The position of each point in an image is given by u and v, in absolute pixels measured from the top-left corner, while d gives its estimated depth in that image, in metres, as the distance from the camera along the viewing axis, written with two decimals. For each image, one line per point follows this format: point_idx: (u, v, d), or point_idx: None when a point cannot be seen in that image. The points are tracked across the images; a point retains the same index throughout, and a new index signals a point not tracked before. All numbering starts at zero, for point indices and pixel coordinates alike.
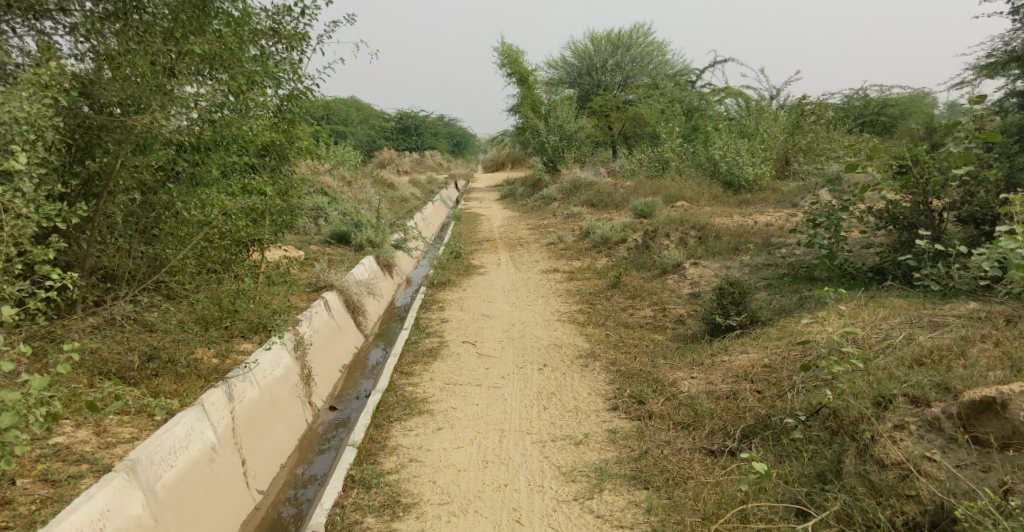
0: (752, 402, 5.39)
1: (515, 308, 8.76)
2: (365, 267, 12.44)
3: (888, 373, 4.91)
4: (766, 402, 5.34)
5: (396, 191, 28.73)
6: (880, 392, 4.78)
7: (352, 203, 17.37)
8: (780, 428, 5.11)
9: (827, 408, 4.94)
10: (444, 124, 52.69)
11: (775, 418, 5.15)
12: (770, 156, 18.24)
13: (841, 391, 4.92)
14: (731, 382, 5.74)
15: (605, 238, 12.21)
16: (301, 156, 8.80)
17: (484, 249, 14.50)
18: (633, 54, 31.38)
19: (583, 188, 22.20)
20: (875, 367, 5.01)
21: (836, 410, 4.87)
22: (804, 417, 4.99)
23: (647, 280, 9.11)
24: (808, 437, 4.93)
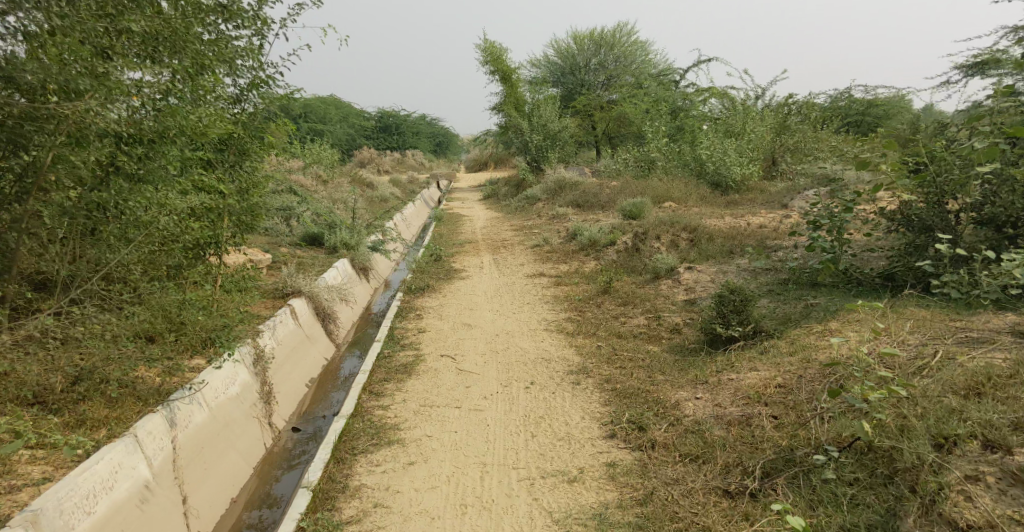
0: (772, 435, 4.83)
1: (500, 316, 8.15)
2: (338, 271, 11.92)
3: (945, 405, 4.34)
4: (787, 434, 4.79)
5: (375, 191, 28.07)
6: (940, 432, 4.21)
7: (328, 204, 16.70)
8: (808, 466, 4.54)
9: (863, 440, 4.46)
10: (426, 123, 52.03)
11: (802, 453, 4.62)
12: (757, 156, 17.68)
13: (882, 424, 4.42)
14: (743, 407, 5.17)
15: (592, 240, 11.64)
16: (264, 151, 8.15)
17: (465, 251, 13.87)
18: (616, 52, 30.86)
19: (567, 189, 21.64)
20: (922, 395, 4.47)
21: (874, 445, 4.39)
22: (836, 452, 4.47)
23: (639, 286, 8.54)
24: (841, 477, 4.40)
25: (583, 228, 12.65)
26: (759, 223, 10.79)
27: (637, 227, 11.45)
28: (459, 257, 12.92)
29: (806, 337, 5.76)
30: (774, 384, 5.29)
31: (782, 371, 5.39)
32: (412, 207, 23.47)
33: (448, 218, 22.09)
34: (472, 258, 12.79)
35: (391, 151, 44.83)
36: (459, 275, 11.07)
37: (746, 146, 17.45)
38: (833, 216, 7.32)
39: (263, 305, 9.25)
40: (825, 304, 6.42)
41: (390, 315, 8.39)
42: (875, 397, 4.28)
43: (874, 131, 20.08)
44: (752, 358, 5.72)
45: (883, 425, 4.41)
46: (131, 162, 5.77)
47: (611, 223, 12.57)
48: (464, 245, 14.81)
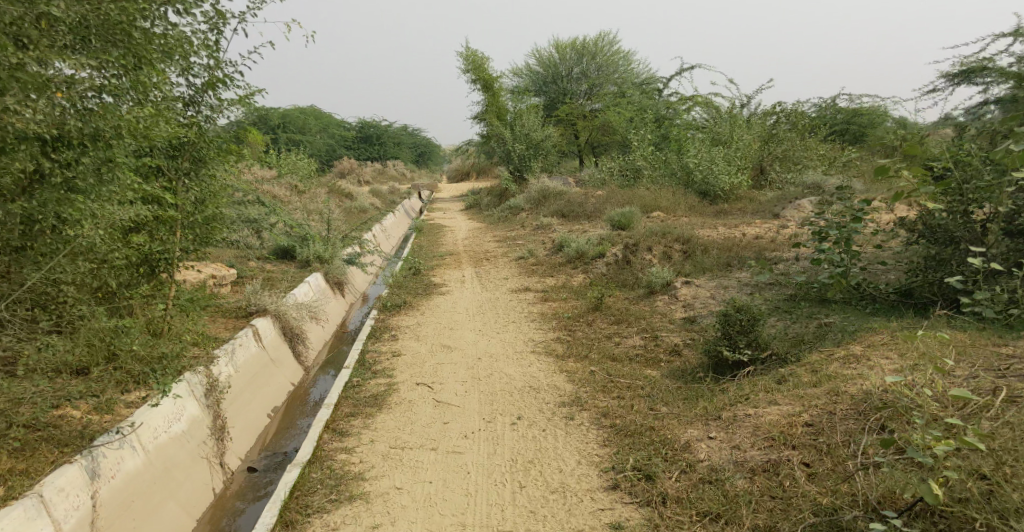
0: (808, 488, 4.18)
1: (482, 336, 7.47)
2: (310, 287, 11.24)
3: None
4: (829, 490, 4.14)
5: (354, 201, 27.42)
6: None
7: (302, 216, 16.00)
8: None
9: (924, 504, 3.83)
10: (408, 134, 51.46)
11: (853, 519, 3.92)
12: (746, 165, 16.83)
13: (957, 482, 3.78)
14: (766, 452, 4.53)
15: (579, 252, 11.00)
16: (220, 158, 7.52)
17: (446, 264, 13.19)
18: (599, 61, 30.36)
19: (551, 199, 21.05)
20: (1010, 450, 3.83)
21: (954, 518, 3.75)
22: (898, 517, 3.81)
23: (632, 302, 7.92)
24: None
25: (570, 240, 12.00)
26: (756, 233, 10.20)
27: (628, 238, 10.83)
28: (440, 271, 12.23)
29: (828, 364, 5.11)
30: (801, 423, 4.64)
31: (808, 406, 4.75)
32: (392, 218, 22.83)
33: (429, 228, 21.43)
34: (453, 272, 12.09)
35: (372, 161, 44.09)
36: (439, 290, 10.38)
37: (734, 154, 16.93)
38: (842, 226, 6.74)
39: (222, 327, 8.52)
40: (840, 322, 5.81)
41: (362, 337, 7.68)
42: (942, 449, 3.72)
43: (864, 139, 19.51)
44: (770, 389, 5.07)
45: (955, 485, 3.78)
46: (57, 168, 5.29)
47: (600, 234, 11.93)
48: (445, 258, 14.12)
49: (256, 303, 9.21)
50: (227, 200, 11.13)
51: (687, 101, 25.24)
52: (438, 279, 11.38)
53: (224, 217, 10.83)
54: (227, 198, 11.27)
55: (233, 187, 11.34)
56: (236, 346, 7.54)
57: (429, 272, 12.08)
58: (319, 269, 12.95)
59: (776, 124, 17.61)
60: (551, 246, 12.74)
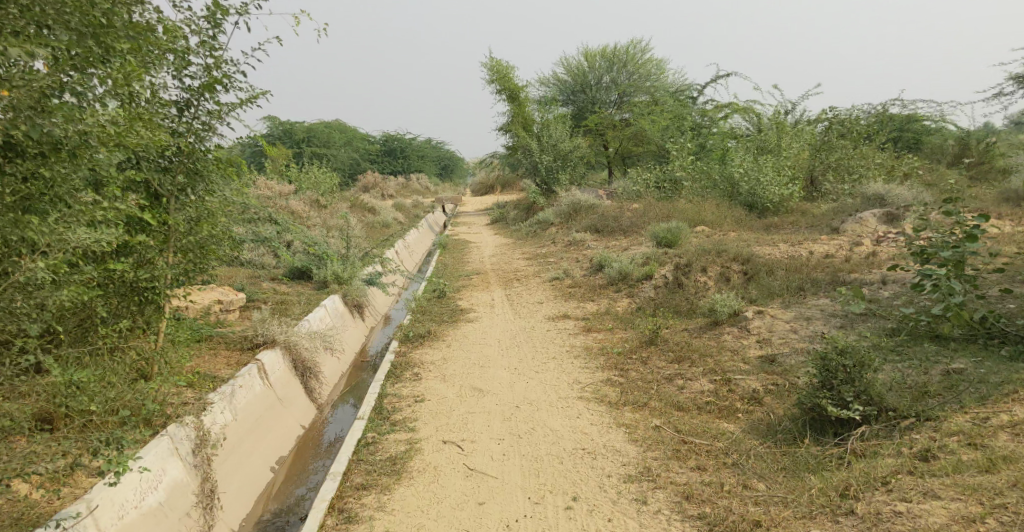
0: None
1: (520, 377, 6.38)
2: (325, 311, 10.23)
3: None
4: None
5: (377, 216, 26.60)
6: None
7: (320, 233, 15.11)
8: None
9: None
10: (432, 148, 50.72)
11: None
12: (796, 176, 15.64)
13: None
14: None
15: (622, 274, 9.90)
16: (219, 168, 6.67)
17: (473, 285, 12.15)
18: (629, 69, 29.25)
19: (582, 213, 19.96)
20: None
21: None
22: None
23: (692, 335, 6.80)
24: None
25: (610, 259, 10.88)
26: (826, 251, 8.99)
27: (677, 259, 9.69)
28: (467, 293, 11.18)
29: (1011, 448, 4.03)
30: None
31: (992, 506, 3.71)
32: (416, 234, 21.92)
33: (454, 244, 20.45)
34: (482, 294, 11.03)
35: (396, 175, 43.34)
36: (468, 317, 9.32)
37: (782, 163, 15.67)
38: (952, 246, 5.57)
39: (221, 364, 7.53)
40: (984, 377, 4.70)
41: (380, 377, 6.66)
42: None
43: (920, 147, 18.18)
44: (932, 481, 3.97)
45: None
46: (15, 182, 4.46)
47: (643, 252, 10.80)
48: (473, 278, 13.07)
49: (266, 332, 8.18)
50: (235, 216, 10.20)
51: (724, 109, 24.01)
52: (466, 303, 10.33)
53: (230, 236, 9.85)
54: (235, 214, 10.33)
55: (241, 203, 10.43)
56: (236, 389, 6.54)
57: (457, 296, 11.02)
58: (337, 291, 11.96)
59: (827, 132, 16.37)
60: (589, 265, 11.62)
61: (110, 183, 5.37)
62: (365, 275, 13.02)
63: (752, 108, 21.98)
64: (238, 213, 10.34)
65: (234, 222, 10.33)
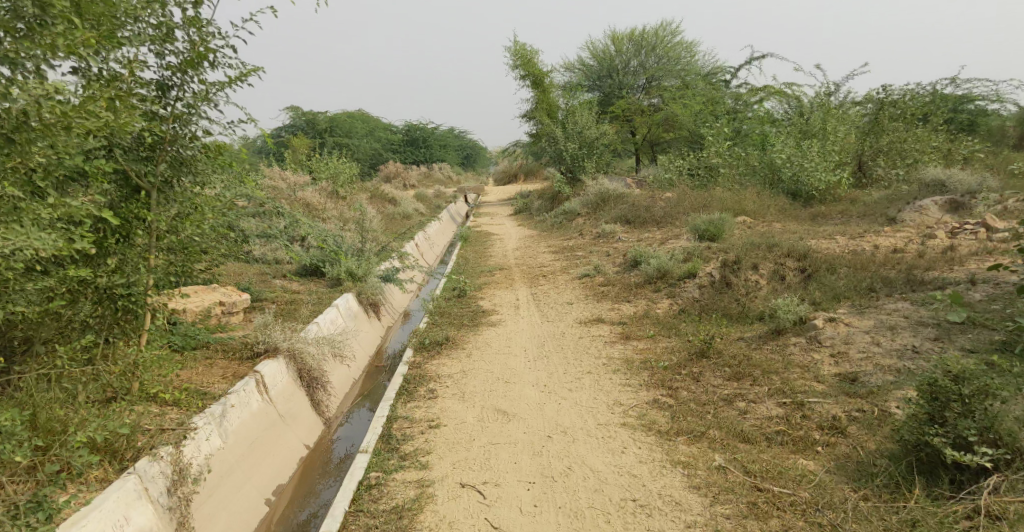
0: None
1: (551, 396, 5.53)
2: (336, 312, 9.42)
3: None
4: None
5: (397, 207, 25.89)
6: None
7: (336, 226, 14.37)
8: None
9: None
10: (454, 137, 49.90)
11: None
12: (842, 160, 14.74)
13: None
14: None
15: (660, 271, 9.02)
16: (206, 156, 5.93)
17: (496, 282, 11.30)
18: (658, 52, 28.09)
19: (611, 203, 19.00)
20: None
21: None
22: None
23: (749, 345, 5.92)
24: None
25: (646, 254, 9.97)
26: (893, 245, 7.99)
27: (722, 255, 8.78)
28: (489, 291, 10.35)
29: None
30: None
31: None
32: (436, 226, 21.15)
33: (477, 237, 19.62)
34: (505, 293, 10.18)
35: (418, 165, 42.56)
36: (490, 319, 8.49)
37: (828, 147, 14.74)
38: None
39: (214, 372, 6.75)
40: None
41: (391, 394, 5.84)
42: None
43: (976, 128, 16.93)
44: None
45: None
46: None
47: (683, 247, 9.89)
48: (497, 274, 12.22)
49: (268, 333, 7.36)
50: (238, 210, 9.45)
51: (760, 93, 22.85)
52: (488, 303, 9.49)
53: (233, 230, 9.10)
54: (240, 210, 9.59)
55: (247, 196, 9.69)
56: (228, 408, 5.74)
57: (478, 294, 10.19)
58: (350, 288, 11.18)
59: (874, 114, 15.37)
60: (622, 261, 10.74)
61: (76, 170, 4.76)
62: (380, 270, 12.20)
63: (790, 91, 20.81)
64: (243, 208, 9.60)
65: (239, 217, 9.60)
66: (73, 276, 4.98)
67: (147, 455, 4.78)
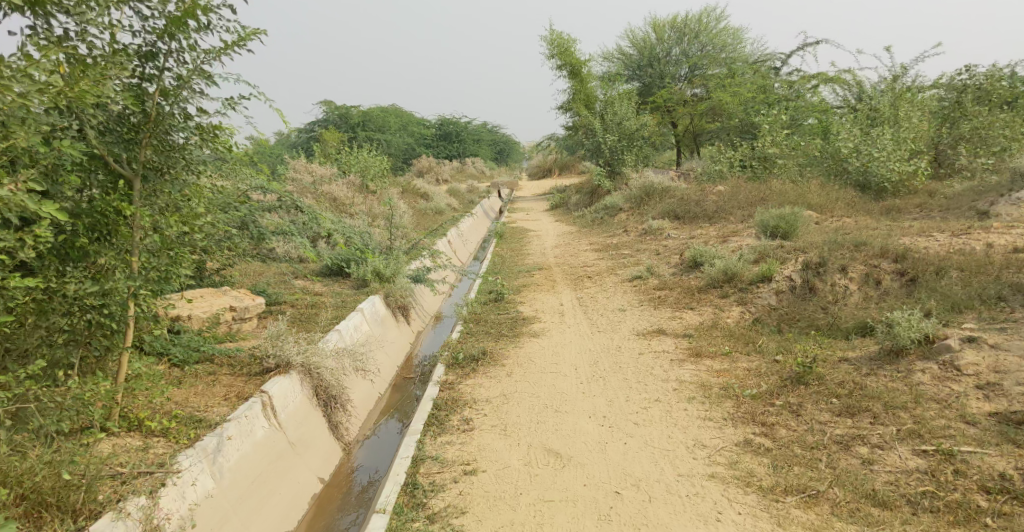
0: None
1: (613, 433, 4.76)
2: (360, 319, 8.47)
3: None
4: None
5: (430, 202, 25.15)
6: None
7: (365, 223, 13.50)
8: None
9: None
10: (489, 132, 49.01)
11: None
12: (917, 148, 14.11)
13: None
14: None
15: (726, 274, 7.95)
16: (203, 136, 4.98)
17: (536, 284, 10.27)
18: (702, 40, 26.74)
19: (655, 198, 17.86)
20: None
21: None
22: None
23: (858, 378, 4.99)
24: None
25: (707, 254, 8.89)
26: (1011, 243, 6.77)
27: (799, 256, 7.66)
28: (530, 295, 9.32)
29: None
30: None
31: None
32: (470, 223, 20.30)
33: (513, 233, 18.64)
34: (547, 297, 9.13)
35: (451, 159, 41.68)
36: (532, 328, 7.46)
37: (902, 134, 14.08)
38: None
39: (216, 384, 5.81)
40: None
41: (417, 427, 4.97)
42: None
43: None
44: None
45: None
46: None
47: (749, 246, 8.76)
48: (537, 275, 11.19)
49: (281, 341, 6.36)
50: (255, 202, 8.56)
51: (814, 81, 21.43)
52: (528, 309, 8.46)
53: (249, 225, 8.22)
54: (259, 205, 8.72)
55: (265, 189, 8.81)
56: (225, 440, 4.76)
57: (517, 299, 9.16)
58: (376, 290, 10.25)
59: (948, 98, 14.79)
60: (678, 261, 9.64)
61: (27, 152, 4.06)
62: (410, 270, 11.23)
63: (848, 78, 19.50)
64: (261, 201, 8.70)
65: (259, 212, 8.75)
66: (22, 285, 4.11)
67: (111, 510, 3.97)
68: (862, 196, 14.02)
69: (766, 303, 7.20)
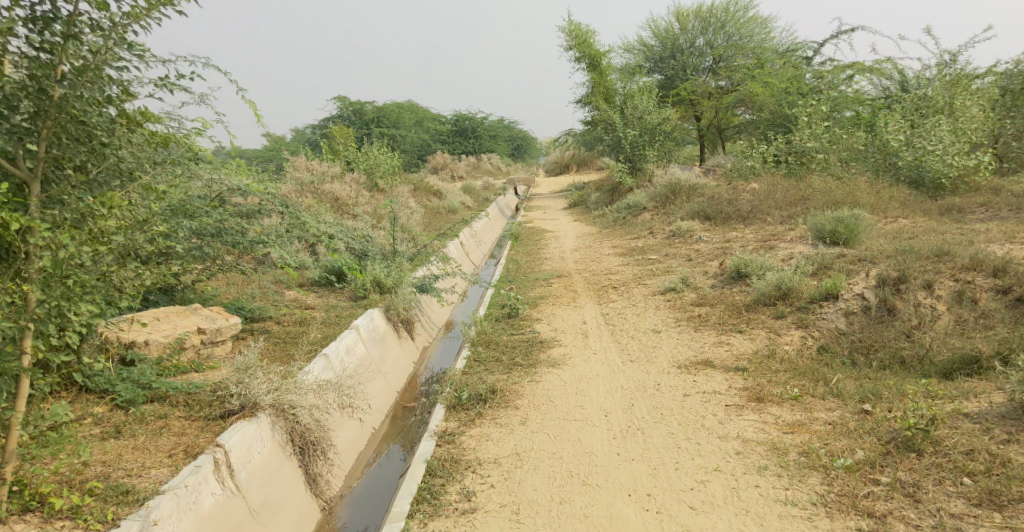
0: None
1: (659, 521, 3.87)
2: (353, 339, 7.38)
3: None
4: None
5: (444, 200, 24.11)
6: None
7: (368, 227, 12.45)
8: None
9: None
10: (503, 126, 47.83)
11: None
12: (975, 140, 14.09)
13: None
14: None
15: (780, 290, 6.82)
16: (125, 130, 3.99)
17: (555, 296, 9.17)
18: (728, 29, 25.35)
19: (682, 196, 16.64)
20: None
21: None
22: None
23: (990, 447, 4.01)
24: None
25: (752, 263, 7.77)
26: None
27: (867, 270, 6.51)
28: (549, 310, 8.23)
29: None
30: None
31: None
32: (484, 223, 19.23)
33: (529, 234, 17.52)
34: (568, 313, 8.02)
35: (466, 155, 40.56)
36: (552, 353, 6.36)
37: (959, 126, 14.06)
38: None
39: (164, 432, 4.75)
40: None
41: (405, 508, 4.06)
42: None
43: None
44: None
45: None
46: None
47: (802, 256, 7.59)
48: (555, 286, 10.07)
49: (250, 370, 5.22)
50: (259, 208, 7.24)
51: (850, 73, 20.06)
52: (546, 328, 7.36)
53: (241, 234, 6.86)
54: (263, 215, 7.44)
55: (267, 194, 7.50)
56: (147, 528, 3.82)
57: (534, 316, 8.05)
58: (374, 302, 9.17)
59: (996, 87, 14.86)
60: (716, 272, 8.50)
61: None
62: (412, 277, 10.11)
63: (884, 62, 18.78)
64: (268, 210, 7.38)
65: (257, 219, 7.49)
66: None
67: None
68: (919, 191, 14.14)
69: (831, 327, 6.07)
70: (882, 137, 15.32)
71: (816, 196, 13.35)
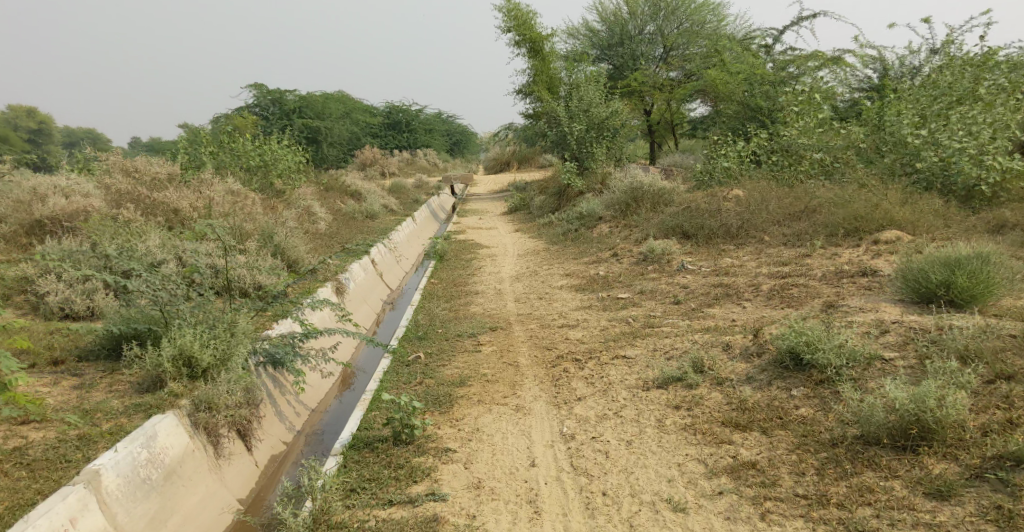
0: None
1: None
2: (68, 514, 4.08)
3: None
4: None
5: (363, 203, 20.36)
6: None
7: (221, 256, 8.75)
8: None
9: None
10: (441, 121, 44.04)
11: None
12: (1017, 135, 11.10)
13: None
14: None
15: (920, 423, 3.96)
16: None
17: (482, 385, 5.76)
18: (680, 15, 22.25)
19: (646, 206, 13.40)
20: None
21: None
22: None
23: None
24: None
25: (817, 344, 4.68)
26: None
27: None
28: (475, 434, 4.78)
29: None
30: None
31: None
32: (405, 235, 15.70)
33: (458, 251, 13.98)
34: (504, 453, 4.55)
35: (395, 150, 36.54)
36: None
37: (995, 119, 11.10)
38: None
39: None
40: None
41: None
42: None
43: None
44: None
45: None
46: None
47: (926, 350, 4.46)
48: (484, 359, 6.57)
49: None
50: None
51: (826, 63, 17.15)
52: (460, 492, 4.20)
53: None
54: None
55: None
56: None
57: (443, 456, 4.54)
58: (168, 400, 5.42)
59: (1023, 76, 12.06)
60: (749, 349, 5.16)
61: None
62: (252, 346, 6.40)
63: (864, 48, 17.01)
64: None
65: None
66: None
67: None
68: (950, 200, 11.10)
69: None
70: (893, 134, 12.29)
71: (826, 210, 10.25)
